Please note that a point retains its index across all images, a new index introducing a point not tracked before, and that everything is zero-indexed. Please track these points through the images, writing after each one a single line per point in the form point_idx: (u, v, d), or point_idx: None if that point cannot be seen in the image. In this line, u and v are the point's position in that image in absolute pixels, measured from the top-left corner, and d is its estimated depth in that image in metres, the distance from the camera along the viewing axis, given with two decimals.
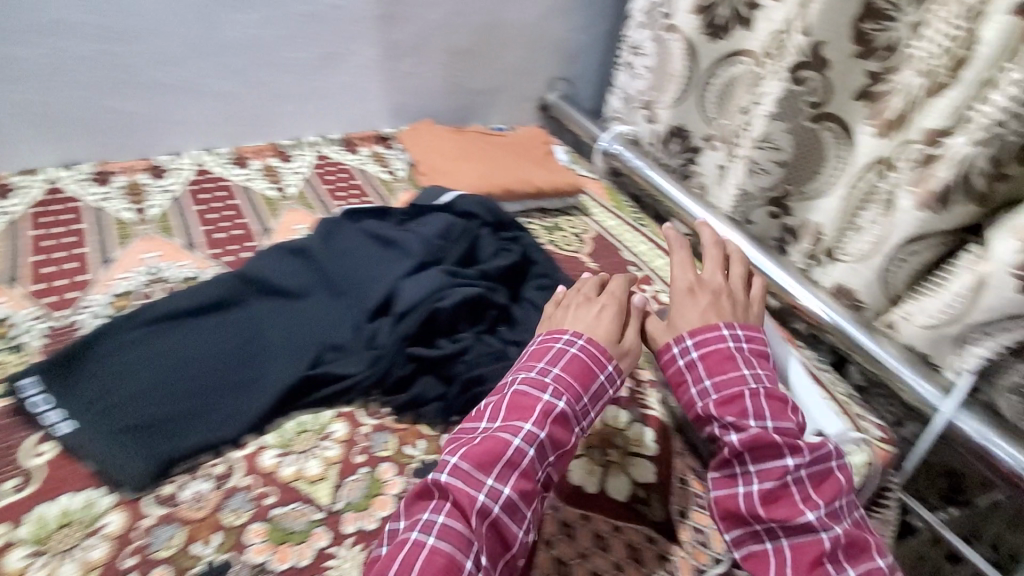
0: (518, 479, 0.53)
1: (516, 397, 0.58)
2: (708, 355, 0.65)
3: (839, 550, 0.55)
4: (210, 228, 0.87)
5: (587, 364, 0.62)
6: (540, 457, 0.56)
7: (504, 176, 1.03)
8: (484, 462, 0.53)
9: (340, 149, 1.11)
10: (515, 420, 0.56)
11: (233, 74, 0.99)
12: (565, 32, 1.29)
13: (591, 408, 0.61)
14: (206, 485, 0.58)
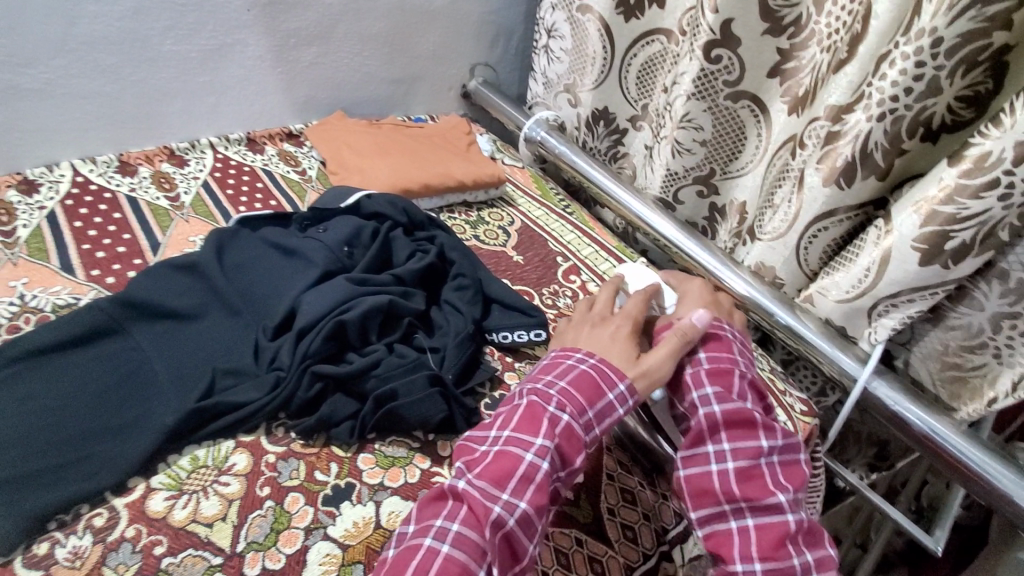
0: (533, 494, 0.52)
1: (530, 409, 0.56)
2: (705, 343, 0.68)
3: (800, 533, 0.55)
4: (89, 246, 0.80)
5: (599, 379, 0.59)
6: (554, 470, 0.54)
7: (421, 171, 0.98)
8: (496, 479, 0.51)
9: (243, 149, 1.03)
10: (526, 433, 0.54)
11: (105, 76, 0.89)
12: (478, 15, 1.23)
13: (596, 427, 0.58)
14: (84, 540, 0.52)
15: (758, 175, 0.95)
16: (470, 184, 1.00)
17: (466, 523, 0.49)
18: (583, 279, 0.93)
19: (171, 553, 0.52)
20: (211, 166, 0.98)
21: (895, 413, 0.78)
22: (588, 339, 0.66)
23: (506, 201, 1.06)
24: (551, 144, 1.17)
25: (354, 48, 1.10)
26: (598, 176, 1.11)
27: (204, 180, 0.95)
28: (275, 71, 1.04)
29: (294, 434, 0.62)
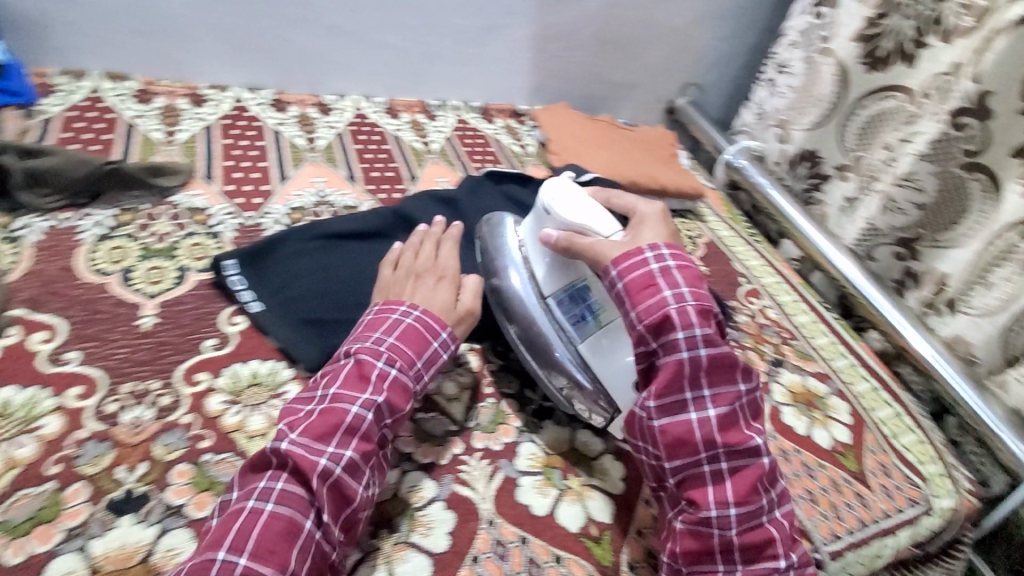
0: (360, 444, 0.51)
1: (358, 365, 0.54)
2: (682, 270, 0.59)
3: (765, 477, 0.56)
4: (368, 165, 0.96)
5: (422, 330, 0.59)
6: (381, 421, 0.53)
7: (630, 169, 1.06)
8: (323, 432, 0.50)
9: (478, 116, 1.18)
10: (352, 390, 0.53)
11: (404, 33, 1.06)
12: (703, 42, 1.33)
13: (426, 375, 0.58)
14: None
15: (969, 251, 0.92)
16: (671, 191, 1.07)
17: (308, 451, 0.48)
18: (762, 303, 0.97)
19: (422, 410, 0.64)
20: (454, 126, 1.14)
21: None
22: (413, 291, 0.63)
23: (697, 215, 1.11)
24: (750, 174, 1.22)
25: (593, 48, 1.23)
26: (796, 214, 1.14)
27: (448, 136, 1.11)
28: (525, 55, 1.18)
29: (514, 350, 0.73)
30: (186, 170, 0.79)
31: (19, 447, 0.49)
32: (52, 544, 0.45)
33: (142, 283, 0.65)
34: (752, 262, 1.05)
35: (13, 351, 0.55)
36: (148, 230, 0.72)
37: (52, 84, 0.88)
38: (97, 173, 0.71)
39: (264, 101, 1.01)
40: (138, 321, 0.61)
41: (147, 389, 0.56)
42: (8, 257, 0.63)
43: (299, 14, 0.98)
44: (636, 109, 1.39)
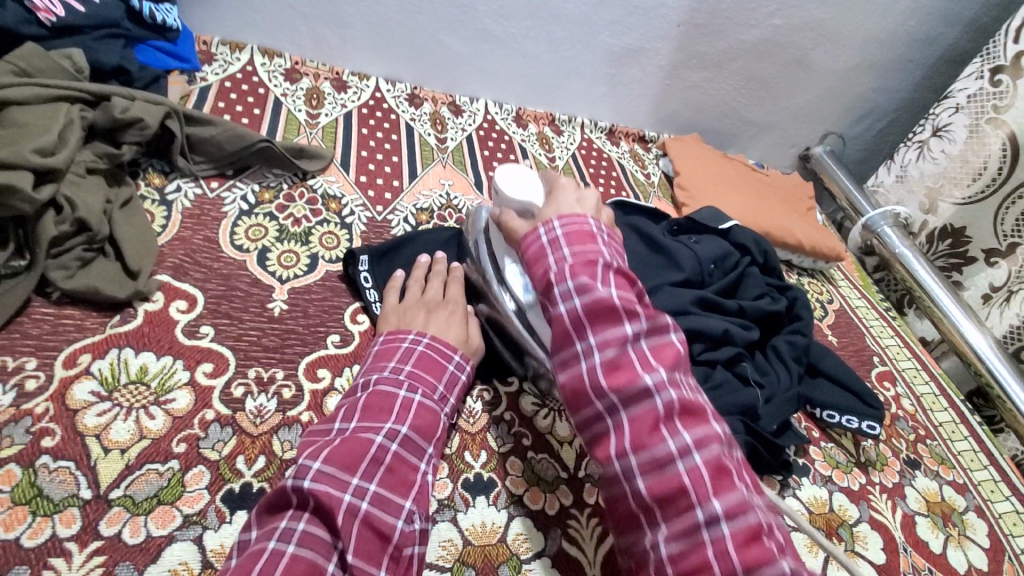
0: (388, 475, 0.47)
1: (376, 396, 0.51)
2: (571, 232, 0.52)
3: (675, 412, 0.43)
4: (493, 174, 0.94)
5: (436, 357, 0.57)
6: (408, 452, 0.50)
7: (766, 218, 0.99)
8: (351, 461, 0.46)
9: (604, 137, 1.14)
10: (376, 419, 0.50)
11: (549, 45, 1.03)
12: (855, 90, 1.23)
13: (450, 399, 0.56)
14: (477, 404, 0.61)
15: None
16: (807, 249, 0.98)
17: (330, 484, 0.44)
18: (897, 391, 0.86)
19: (533, 448, 0.60)
20: (579, 143, 1.10)
21: None
22: (428, 322, 0.60)
23: (828, 277, 1.03)
24: (891, 241, 1.11)
25: (735, 83, 1.16)
26: (942, 295, 1.02)
27: (573, 153, 1.07)
28: (663, 82, 1.13)
29: None
30: (327, 156, 0.80)
31: (149, 417, 0.49)
32: (170, 529, 0.44)
33: (278, 266, 0.65)
34: (889, 342, 0.95)
35: (155, 318, 0.55)
36: (285, 212, 0.72)
37: (211, 54, 0.89)
38: (250, 151, 0.72)
39: (400, 94, 1.01)
40: (270, 305, 0.61)
41: (272, 377, 0.55)
42: (158, 220, 0.64)
43: (452, 14, 0.96)
44: (764, 150, 1.31)
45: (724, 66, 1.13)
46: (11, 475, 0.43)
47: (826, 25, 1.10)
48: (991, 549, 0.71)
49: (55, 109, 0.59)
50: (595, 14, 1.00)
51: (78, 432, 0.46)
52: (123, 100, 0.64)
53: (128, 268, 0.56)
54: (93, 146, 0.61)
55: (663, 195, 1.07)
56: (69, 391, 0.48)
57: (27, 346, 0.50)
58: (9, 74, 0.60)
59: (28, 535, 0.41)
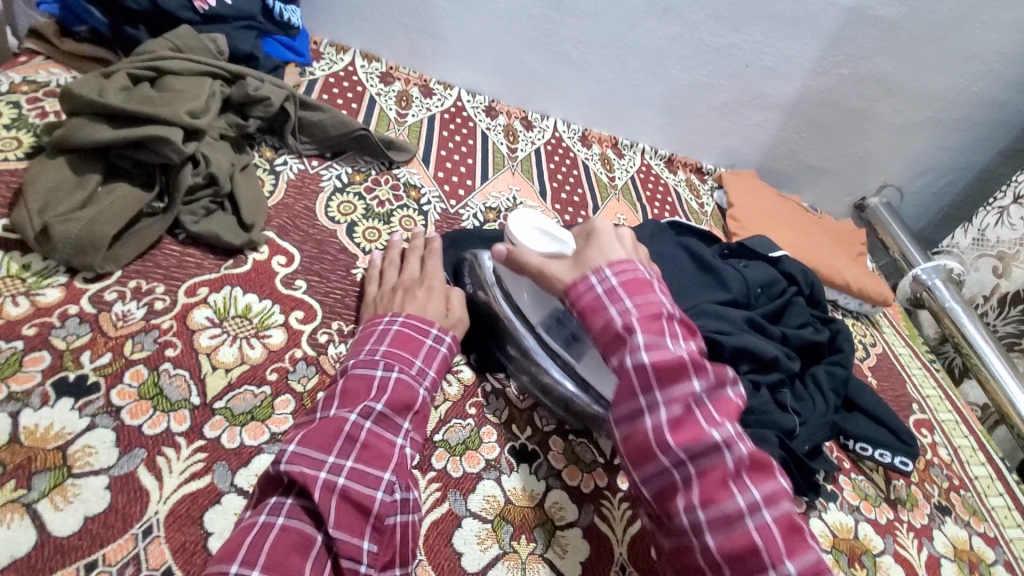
0: (365, 451, 0.47)
1: (353, 379, 0.51)
2: (627, 282, 0.54)
3: (715, 411, 0.49)
4: (557, 185, 1.01)
5: (413, 333, 0.57)
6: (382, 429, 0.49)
7: (816, 256, 1.02)
8: (326, 441, 0.46)
9: (663, 164, 1.19)
10: (347, 401, 0.50)
11: (623, 74, 1.10)
12: (918, 146, 1.25)
13: (431, 372, 0.56)
14: (527, 385, 0.66)
15: None
16: (855, 291, 1.00)
17: (306, 465, 0.44)
18: (934, 439, 0.86)
19: (575, 431, 0.64)
20: (639, 168, 1.15)
21: None
22: (404, 303, 0.60)
23: (873, 322, 1.04)
24: (942, 295, 1.10)
25: (796, 126, 1.21)
26: (991, 353, 1.00)
27: (633, 176, 1.13)
28: (727, 119, 1.18)
29: None
30: (412, 149, 0.88)
31: (250, 346, 0.56)
32: (260, 442, 0.50)
33: (362, 239, 0.73)
34: (930, 393, 0.95)
35: (261, 267, 0.63)
36: (372, 194, 0.80)
37: (320, 52, 1.00)
38: (349, 137, 0.81)
39: (478, 105, 1.09)
40: (353, 271, 0.68)
41: (353, 331, 0.62)
42: (267, 186, 0.73)
43: (537, 40, 1.06)
44: (820, 195, 1.33)
45: (786, 109, 1.17)
46: (139, 374, 0.50)
47: (892, 80, 1.14)
48: None
49: (202, 81, 0.69)
50: (669, 49, 1.07)
51: (194, 348, 0.54)
52: (254, 80, 0.75)
53: (242, 221, 0.65)
54: (226, 117, 0.71)
55: (715, 224, 1.10)
56: (190, 314, 0.56)
57: (159, 273, 0.58)
58: (166, 49, 0.71)
59: (149, 425, 0.48)
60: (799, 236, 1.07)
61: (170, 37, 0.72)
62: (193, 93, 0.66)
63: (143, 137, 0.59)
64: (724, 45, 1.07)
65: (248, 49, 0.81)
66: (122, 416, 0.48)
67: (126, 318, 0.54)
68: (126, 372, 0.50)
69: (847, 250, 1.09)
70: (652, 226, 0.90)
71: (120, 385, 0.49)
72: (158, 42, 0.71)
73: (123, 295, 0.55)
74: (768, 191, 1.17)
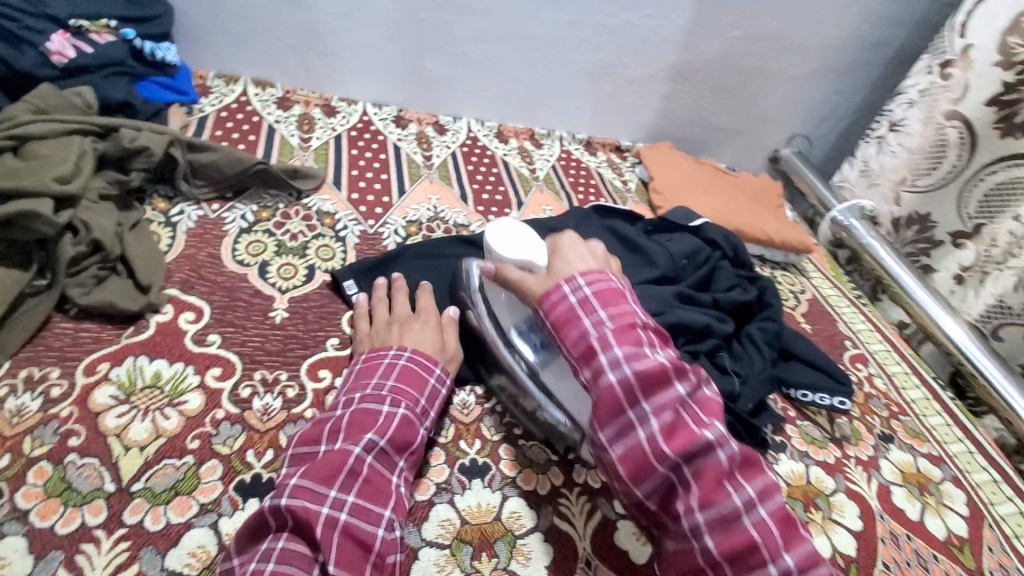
0: (365, 486, 0.48)
1: (358, 413, 0.52)
2: (600, 292, 0.55)
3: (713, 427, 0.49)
4: (478, 186, 0.99)
5: (418, 371, 0.58)
6: (386, 464, 0.51)
7: (737, 216, 1.04)
8: (326, 475, 0.47)
9: (582, 148, 1.21)
10: (354, 431, 0.51)
11: (525, 65, 1.10)
12: (817, 94, 1.30)
13: (431, 412, 0.57)
14: (471, 397, 0.65)
15: None
16: (778, 243, 1.04)
17: (308, 499, 0.45)
18: (869, 371, 0.91)
19: (526, 437, 0.63)
20: (558, 156, 1.16)
21: None
22: (408, 336, 0.61)
23: (800, 270, 1.08)
24: (858, 232, 1.15)
25: (703, 92, 1.23)
26: (909, 281, 1.05)
27: (553, 164, 1.13)
28: (636, 94, 1.20)
29: None
30: (321, 176, 0.85)
31: (165, 416, 0.53)
32: (188, 516, 0.47)
33: (278, 278, 0.69)
34: (860, 327, 1.00)
35: (167, 328, 0.60)
36: (283, 228, 0.76)
37: (207, 87, 0.96)
38: (248, 173, 0.77)
39: (386, 117, 1.07)
40: (271, 314, 0.65)
41: (278, 378, 0.59)
42: (164, 241, 0.69)
43: (432, 42, 1.03)
44: (736, 154, 1.37)
45: (689, 78, 1.20)
46: (43, 471, 0.47)
47: (782, 35, 1.18)
48: (969, 517, 0.74)
49: (71, 140, 0.64)
50: (566, 33, 1.07)
51: (102, 432, 0.50)
52: (132, 130, 0.70)
53: (139, 284, 0.60)
54: (105, 175, 0.67)
55: (641, 199, 1.12)
56: (93, 395, 0.52)
57: (51, 357, 0.54)
58: (28, 113, 0.66)
59: (63, 522, 0.45)
60: (720, 197, 1.09)
61: (31, 99, 0.67)
62: (61, 157, 0.62)
63: (7, 215, 0.54)
64: (619, 24, 1.07)
65: (121, 96, 0.77)
66: (30, 519, 0.44)
67: (20, 413, 0.50)
68: (28, 472, 0.47)
69: (767, 205, 1.13)
70: (576, 213, 0.91)
71: (24, 487, 0.46)
72: (16, 106, 0.66)
73: (12, 387, 0.51)
74: (685, 159, 1.19)
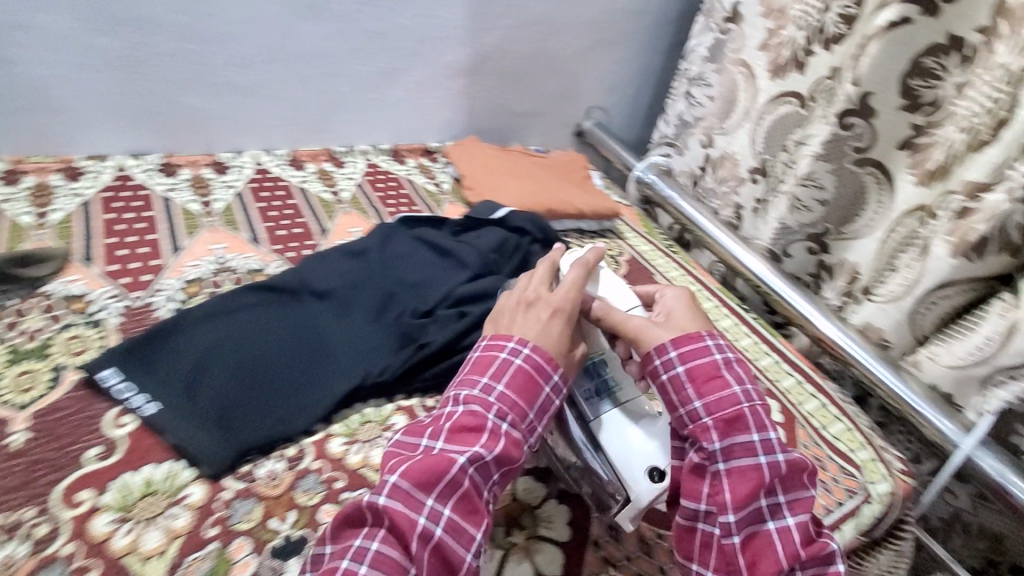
0: (461, 502, 0.51)
1: (463, 417, 0.55)
2: (513, 381, 0.57)
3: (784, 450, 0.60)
4: (272, 224, 0.91)
5: (533, 378, 0.58)
6: (484, 475, 0.53)
7: (548, 197, 1.07)
8: (425, 481, 0.50)
9: (389, 158, 1.16)
10: (464, 442, 0.53)
11: (300, 84, 1.03)
12: (604, 66, 1.38)
13: (536, 426, 0.58)
14: (279, 465, 0.59)
15: (877, 240, 0.90)
16: (590, 214, 1.09)
17: (409, 506, 0.49)
18: None
19: (350, 488, 0.59)
20: (364, 171, 1.11)
21: (999, 485, 0.76)
22: (523, 323, 0.62)
23: (616, 233, 1.14)
24: (659, 187, 1.24)
25: (496, 82, 1.25)
26: (704, 222, 1.14)
27: (359, 182, 1.08)
28: (429, 95, 1.18)
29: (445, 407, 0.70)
30: (64, 255, 0.74)
31: None
32: None
33: (11, 394, 0.59)
34: (673, 273, 1.08)
35: None
36: (16, 328, 0.65)
37: None
38: None
39: (150, 167, 0.94)
40: (7, 440, 0.56)
41: (20, 521, 0.50)
42: None
43: (181, 74, 0.93)
44: (546, 134, 1.42)
45: (477, 70, 1.21)
46: None
47: (551, 18, 1.23)
48: (785, 423, 0.83)
49: None
50: (333, 44, 1.01)
51: None
52: None
53: None
54: None
55: (457, 199, 1.11)
56: None
57: None
58: None
59: None
60: (530, 181, 1.12)
61: None
62: None
63: None
64: (388, 28, 1.04)
65: None
66: None
67: None
68: None
69: (575, 179, 1.18)
70: (383, 228, 0.87)
71: None
72: None
73: None
74: (493, 149, 1.20)
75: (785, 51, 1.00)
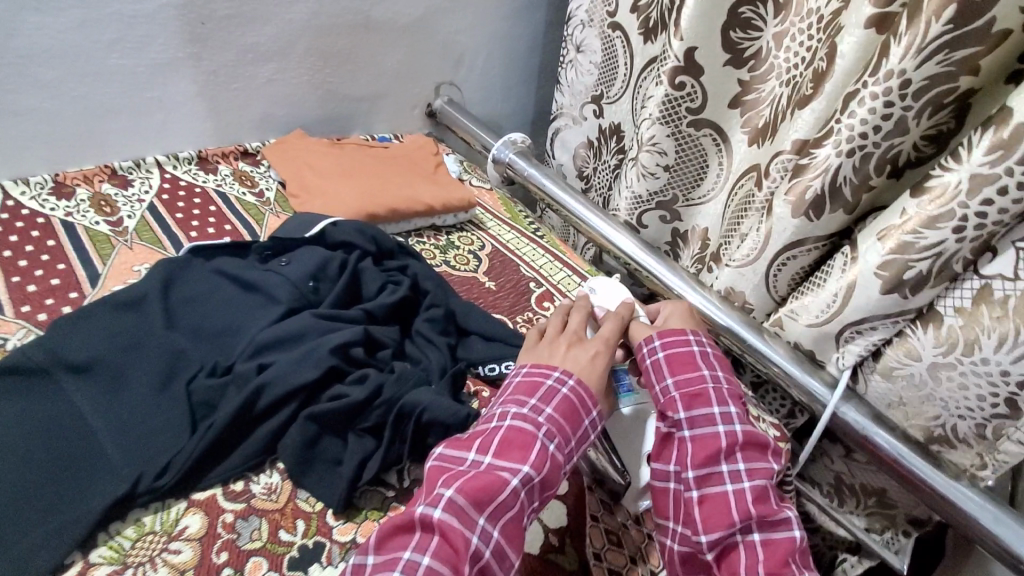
0: (510, 521, 0.49)
1: (512, 433, 0.53)
2: (551, 401, 0.57)
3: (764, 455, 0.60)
4: (19, 279, 0.71)
5: (574, 403, 0.58)
6: (529, 499, 0.51)
7: (389, 196, 0.95)
8: (479, 497, 0.48)
9: (193, 169, 0.97)
10: (514, 458, 0.52)
11: (40, 89, 0.81)
12: (450, 36, 1.22)
13: (574, 452, 0.57)
14: None
15: (721, 203, 0.89)
16: (439, 208, 0.97)
17: (458, 519, 0.47)
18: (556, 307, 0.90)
19: None
20: (157, 188, 0.91)
21: (866, 436, 0.75)
22: (565, 358, 0.63)
23: (476, 225, 1.03)
24: (520, 166, 1.14)
25: (317, 65, 1.07)
26: (571, 201, 1.05)
27: (150, 204, 0.88)
28: (231, 87, 0.98)
29: (256, 489, 0.57)
30: None
31: None
32: None
33: None
34: (541, 261, 0.98)
35: None
36: None
37: None
38: None
39: None
40: None
41: None
42: None
43: None
44: (394, 118, 1.26)
45: (290, 53, 1.02)
46: None
47: None
48: None
49: None
50: (73, 35, 0.80)
51: None
52: None
53: None
54: None
55: (284, 209, 0.95)
56: None
57: None
58: None
59: None
60: (366, 178, 0.98)
61: None
62: None
63: None
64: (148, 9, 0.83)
65: None
66: None
67: None
68: None
69: (422, 171, 1.06)
70: (170, 263, 0.70)
71: None
72: None
73: None
74: (321, 144, 1.04)
75: (653, 13, 0.93)
